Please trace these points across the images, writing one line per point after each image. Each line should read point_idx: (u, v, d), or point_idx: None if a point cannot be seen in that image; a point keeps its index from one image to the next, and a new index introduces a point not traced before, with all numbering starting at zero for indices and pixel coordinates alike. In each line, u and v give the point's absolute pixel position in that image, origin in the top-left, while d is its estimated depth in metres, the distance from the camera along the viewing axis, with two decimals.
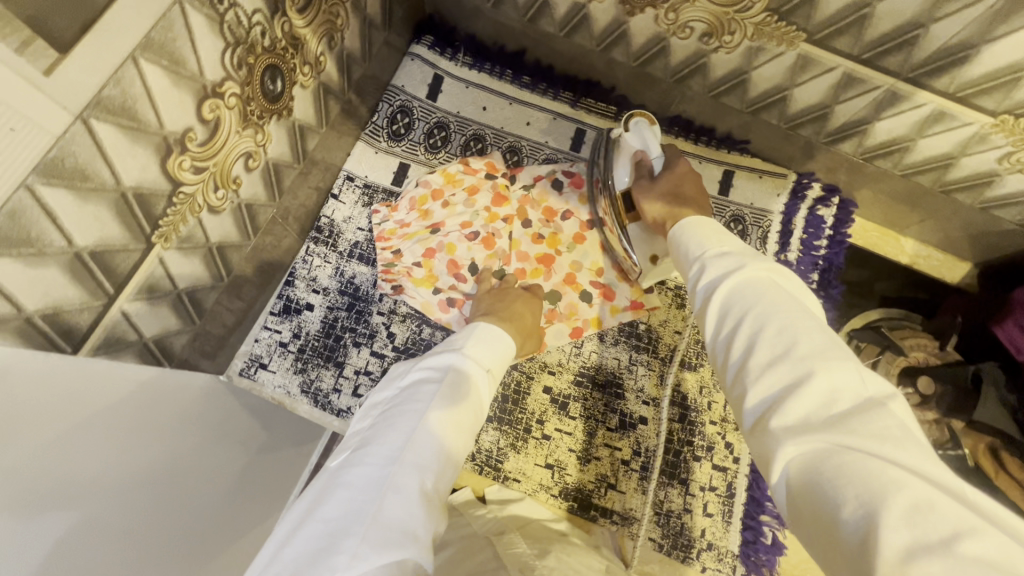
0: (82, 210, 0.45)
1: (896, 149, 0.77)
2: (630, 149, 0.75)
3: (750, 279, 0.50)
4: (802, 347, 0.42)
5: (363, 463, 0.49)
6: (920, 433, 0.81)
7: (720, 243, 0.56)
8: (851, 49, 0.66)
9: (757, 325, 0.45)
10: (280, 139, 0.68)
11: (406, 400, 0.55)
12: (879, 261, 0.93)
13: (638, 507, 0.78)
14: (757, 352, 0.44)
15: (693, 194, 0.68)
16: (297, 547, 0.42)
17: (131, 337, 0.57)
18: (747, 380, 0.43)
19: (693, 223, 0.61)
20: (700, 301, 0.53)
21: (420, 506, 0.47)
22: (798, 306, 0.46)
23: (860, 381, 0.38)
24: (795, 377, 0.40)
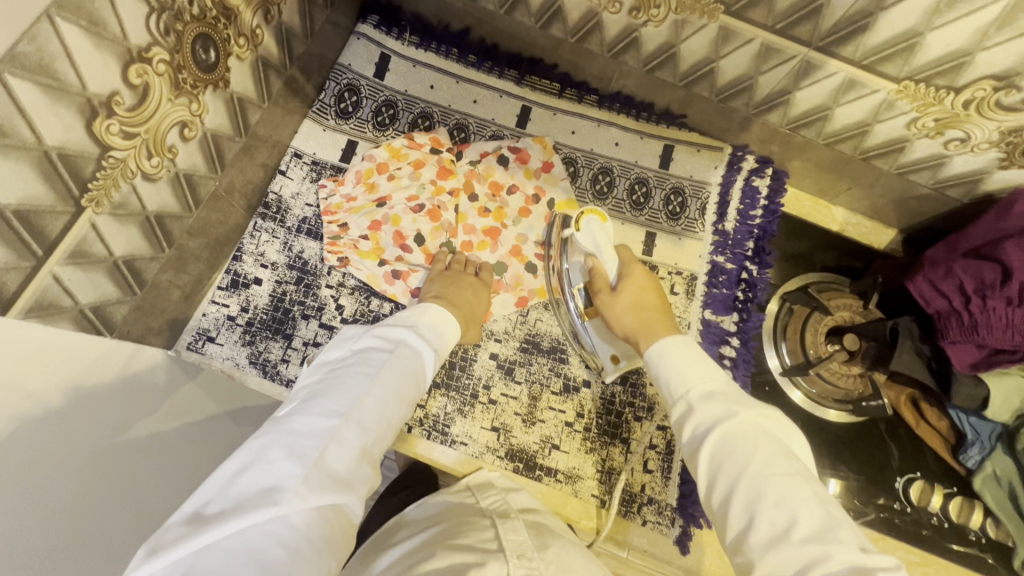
0: (3, 167, 0.46)
1: (817, 118, 0.82)
2: (584, 250, 0.80)
3: (736, 432, 0.53)
4: (802, 525, 0.46)
5: (311, 412, 0.51)
6: (846, 387, 0.88)
7: (702, 379, 0.60)
8: (765, 19, 0.69)
9: (750, 492, 0.49)
10: (217, 111, 0.69)
11: (356, 364, 0.58)
12: (811, 229, 0.97)
13: (582, 465, 0.81)
14: (757, 524, 0.48)
15: (651, 304, 0.75)
16: (241, 484, 0.45)
17: (65, 303, 0.58)
18: (752, 554, 0.47)
19: (672, 347, 0.64)
20: (687, 446, 0.57)
21: (360, 458, 0.51)
22: (788, 464, 0.50)
23: (855, 553, 0.43)
24: (801, 556, 0.44)
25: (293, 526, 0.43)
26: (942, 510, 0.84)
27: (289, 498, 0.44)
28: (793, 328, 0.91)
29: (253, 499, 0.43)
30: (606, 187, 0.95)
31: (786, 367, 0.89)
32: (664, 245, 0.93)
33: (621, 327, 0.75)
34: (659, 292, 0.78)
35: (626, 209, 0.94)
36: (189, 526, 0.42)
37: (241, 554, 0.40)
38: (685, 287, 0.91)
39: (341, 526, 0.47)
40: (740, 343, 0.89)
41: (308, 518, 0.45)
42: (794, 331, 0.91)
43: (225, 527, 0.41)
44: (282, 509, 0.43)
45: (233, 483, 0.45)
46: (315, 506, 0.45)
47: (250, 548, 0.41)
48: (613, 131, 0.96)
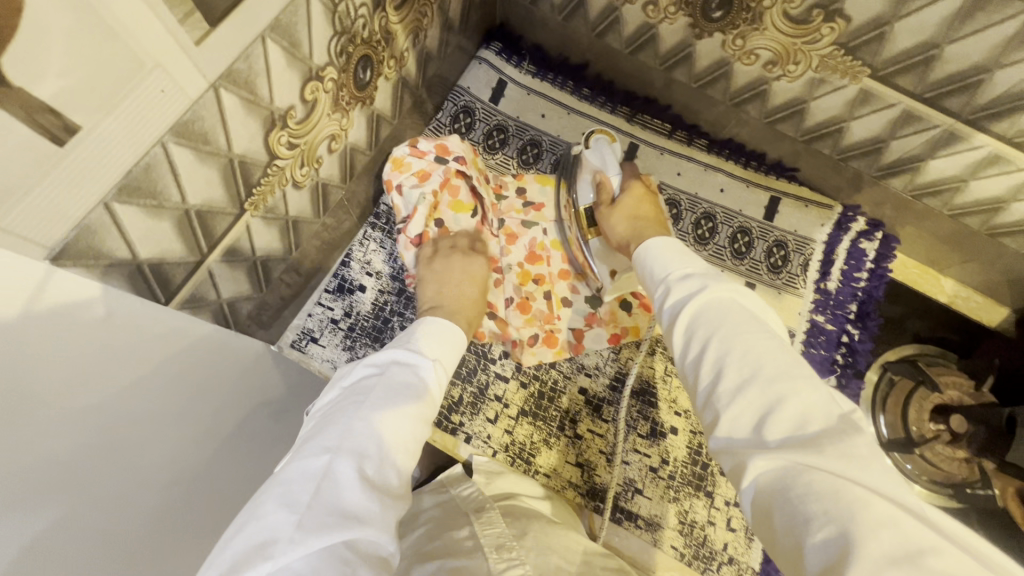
0: (198, 171, 0.49)
1: (947, 189, 0.79)
2: (591, 167, 0.81)
3: (715, 301, 0.51)
4: (767, 369, 0.44)
5: (302, 458, 0.48)
6: (949, 470, 0.83)
7: (685, 263, 0.58)
8: (913, 87, 0.68)
9: (720, 350, 0.47)
10: (360, 126, 0.72)
11: (345, 401, 0.54)
12: (917, 296, 0.93)
13: (663, 513, 0.79)
14: (724, 376, 0.46)
15: (652, 212, 0.76)
16: (233, 548, 0.41)
17: (210, 296, 0.61)
18: (718, 406, 0.45)
19: (659, 245, 0.61)
20: (666, 320, 0.55)
21: (367, 489, 0.46)
22: (762, 329, 0.48)
23: (827, 403, 0.42)
24: (766, 402, 0.43)
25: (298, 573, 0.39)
26: None
27: (284, 545, 0.40)
28: (895, 400, 0.86)
29: (242, 558, 0.40)
30: (708, 232, 0.94)
31: (883, 440, 0.85)
32: (763, 297, 0.91)
33: (615, 236, 0.75)
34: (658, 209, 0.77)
35: (726, 256, 0.93)
36: None
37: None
38: None
39: (363, 558, 0.42)
40: None
41: (314, 561, 0.40)
42: (895, 404, 0.86)
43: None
44: (280, 559, 0.39)
45: (231, 541, 0.41)
46: (320, 548, 0.41)
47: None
48: (719, 177, 0.96)
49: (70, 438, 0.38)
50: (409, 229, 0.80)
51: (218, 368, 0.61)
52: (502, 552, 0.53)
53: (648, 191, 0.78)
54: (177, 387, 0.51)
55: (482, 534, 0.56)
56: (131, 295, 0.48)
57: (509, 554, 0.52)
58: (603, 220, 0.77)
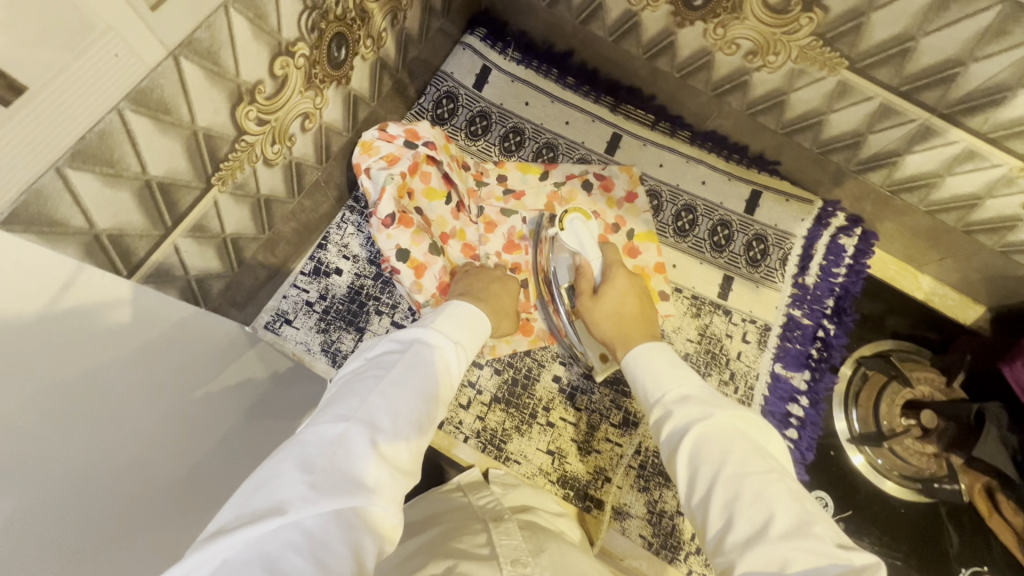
0: (159, 141, 0.48)
1: (924, 184, 0.79)
2: (568, 249, 0.79)
3: (713, 432, 0.54)
4: (775, 518, 0.46)
5: (322, 420, 0.50)
6: (918, 465, 0.84)
7: (678, 381, 0.61)
8: (890, 80, 0.68)
9: (727, 491, 0.50)
10: (335, 106, 0.72)
11: (366, 373, 0.56)
12: (894, 292, 0.94)
13: (632, 503, 0.79)
14: (734, 524, 0.48)
15: (635, 303, 0.76)
16: (251, 497, 0.43)
17: (176, 272, 0.60)
18: (731, 554, 0.47)
19: (647, 355, 0.65)
20: (666, 448, 0.58)
21: (380, 461, 0.49)
22: (764, 464, 0.51)
23: (841, 555, 0.43)
24: (776, 556, 0.44)
25: (308, 530, 0.42)
26: None
27: (298, 504, 0.43)
28: (867, 396, 0.87)
29: (260, 508, 0.42)
30: (688, 225, 0.94)
31: (854, 434, 0.85)
32: (741, 290, 0.91)
33: (599, 332, 0.75)
34: (644, 301, 0.77)
35: (706, 249, 0.93)
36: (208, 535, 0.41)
37: (258, 564, 0.39)
38: (757, 336, 0.89)
39: (368, 527, 0.45)
40: (809, 403, 0.86)
41: (324, 521, 0.43)
42: (867, 398, 0.86)
43: (240, 538, 0.40)
44: (293, 515, 0.42)
45: (249, 489, 0.44)
46: (330, 511, 0.43)
47: (268, 558, 0.39)
48: (701, 169, 0.96)
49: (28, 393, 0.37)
50: (380, 209, 0.76)
51: (193, 347, 0.61)
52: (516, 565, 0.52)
53: (632, 282, 0.77)
54: (146, 365, 0.51)
55: (498, 545, 0.55)
56: (88, 265, 0.47)
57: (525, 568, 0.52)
58: (586, 313, 0.76)
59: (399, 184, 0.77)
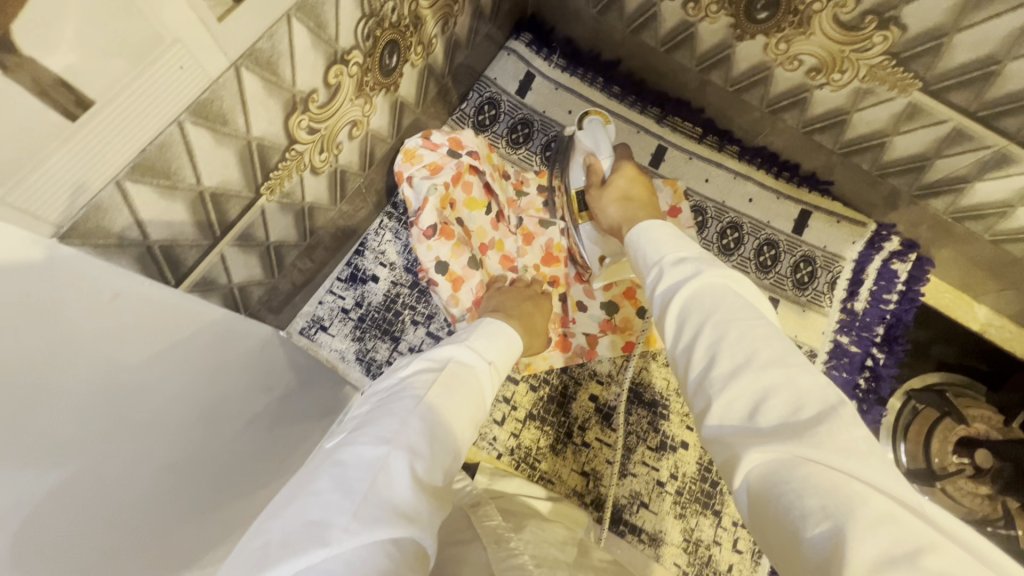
0: (215, 152, 0.47)
1: (992, 213, 0.75)
2: (583, 150, 0.79)
3: (708, 285, 0.48)
4: (760, 355, 0.40)
5: (359, 440, 0.46)
6: (970, 507, 0.78)
7: (679, 248, 0.55)
8: (967, 104, 0.64)
9: (714, 332, 0.44)
10: (382, 113, 0.70)
11: (401, 393, 0.52)
12: (949, 323, 0.89)
13: (668, 530, 0.77)
14: (717, 362, 0.42)
15: (643, 192, 0.73)
16: (286, 526, 0.38)
17: (221, 280, 0.59)
18: (711, 391, 0.41)
19: (652, 228, 0.60)
20: (657, 308, 0.51)
21: (420, 488, 0.44)
22: (757, 313, 0.44)
23: (823, 386, 0.37)
24: (759, 388, 0.39)
25: (350, 565, 0.37)
26: None
27: (339, 534, 0.38)
28: (917, 429, 0.82)
29: (298, 538, 0.38)
30: (733, 242, 0.91)
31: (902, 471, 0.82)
32: (787, 313, 0.88)
33: (606, 219, 0.73)
34: (650, 192, 0.75)
35: (751, 269, 0.90)
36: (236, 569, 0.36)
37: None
38: None
39: (408, 561, 0.40)
40: None
41: (367, 554, 0.38)
42: (918, 433, 0.82)
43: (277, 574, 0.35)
44: (334, 547, 0.37)
45: (280, 519, 0.39)
46: (373, 542, 0.38)
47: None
48: (748, 186, 0.92)
49: (84, 397, 0.35)
50: (421, 220, 0.73)
51: (247, 370, 0.60)
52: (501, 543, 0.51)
53: (639, 172, 0.75)
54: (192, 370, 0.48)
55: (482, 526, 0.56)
56: (139, 273, 0.45)
57: (508, 544, 0.51)
58: (595, 203, 0.74)
59: (442, 195, 0.75)
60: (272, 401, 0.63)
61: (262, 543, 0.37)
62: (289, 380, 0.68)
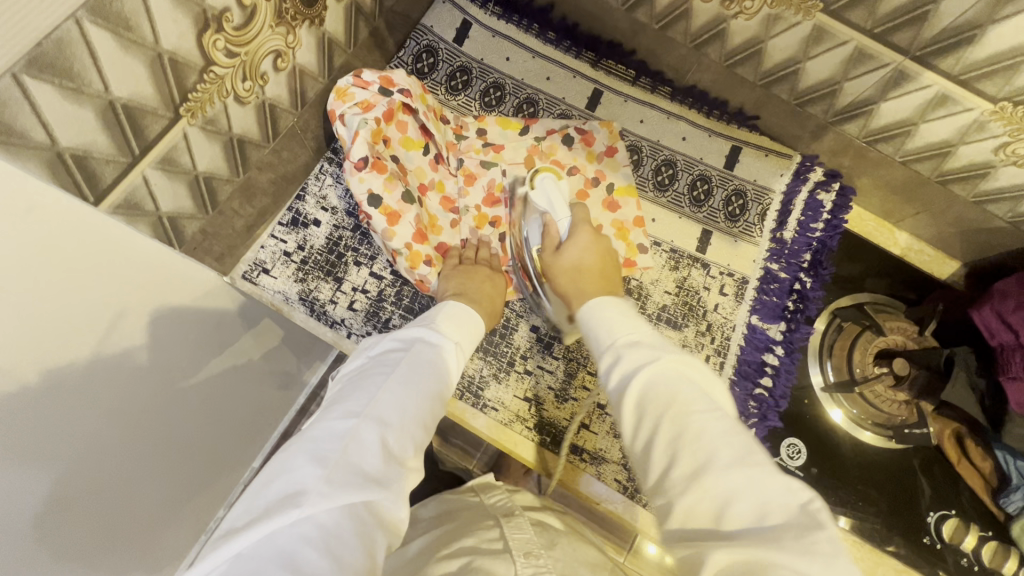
0: (121, 59, 0.48)
1: (899, 133, 0.80)
2: (538, 209, 0.80)
3: (663, 372, 0.52)
4: (720, 456, 0.45)
5: (330, 419, 0.51)
6: (889, 411, 0.86)
7: (628, 329, 0.59)
8: (864, 22, 0.68)
9: (672, 431, 0.48)
10: (309, 47, 0.71)
11: (370, 374, 0.57)
12: (872, 248, 0.95)
13: (608, 448, 0.81)
14: (676, 462, 0.46)
15: (597, 259, 0.74)
16: (266, 496, 0.44)
17: (147, 207, 0.60)
18: (671, 495, 0.45)
19: (602, 305, 0.63)
20: (614, 391, 0.55)
21: (388, 457, 0.49)
22: (709, 402, 0.49)
23: (779, 493, 0.42)
24: (720, 492, 0.43)
25: (320, 525, 0.42)
26: (974, 551, 0.81)
27: (311, 498, 0.43)
28: (842, 344, 0.89)
29: (275, 504, 0.43)
30: (668, 179, 0.94)
31: (829, 384, 0.88)
32: (719, 244, 0.92)
33: (559, 287, 0.74)
34: (607, 262, 0.76)
35: (685, 203, 0.93)
36: (225, 535, 0.42)
37: (273, 558, 0.40)
38: (734, 288, 0.90)
39: (377, 521, 0.46)
40: (784, 352, 0.87)
41: (337, 516, 0.43)
42: (841, 348, 0.88)
43: (259, 533, 0.41)
44: (307, 510, 0.43)
45: (261, 493, 0.45)
46: (342, 504, 0.44)
47: (282, 551, 0.40)
48: (682, 125, 0.96)
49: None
50: (352, 152, 0.75)
51: (182, 312, 0.68)
52: (529, 557, 0.59)
53: (595, 241, 0.76)
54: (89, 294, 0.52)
55: (512, 539, 0.63)
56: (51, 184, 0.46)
57: (535, 560, 0.59)
58: (550, 268, 0.75)
59: (373, 129, 0.76)
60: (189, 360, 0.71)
61: (245, 512, 0.43)
62: (225, 322, 0.78)
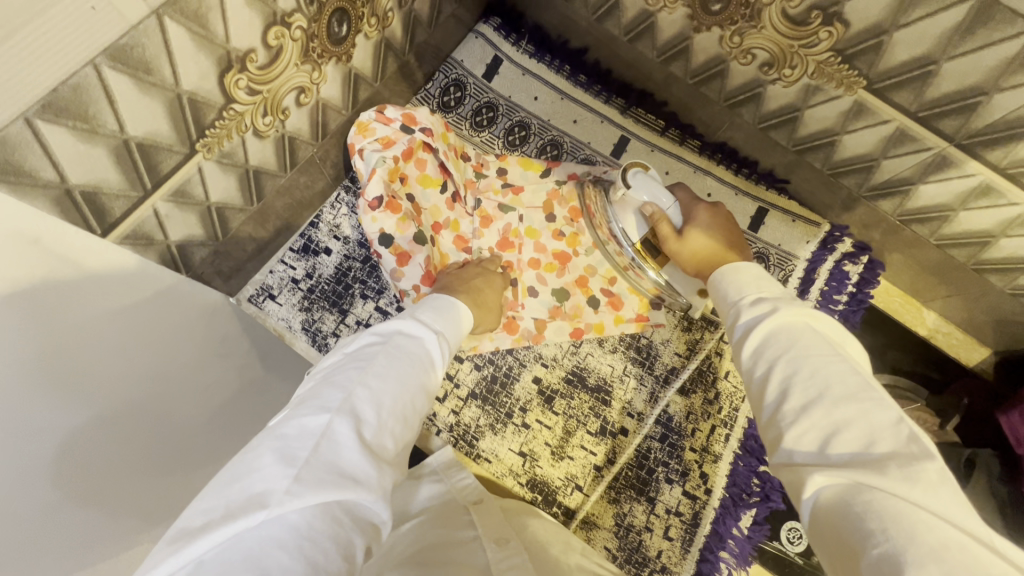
0: (140, 101, 0.47)
1: (936, 217, 0.76)
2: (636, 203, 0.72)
3: (785, 323, 0.50)
4: (835, 388, 0.43)
5: (303, 412, 0.44)
6: None
7: (761, 287, 0.56)
8: (908, 103, 0.65)
9: (789, 367, 0.46)
10: (334, 82, 0.71)
11: (344, 368, 0.50)
12: (897, 327, 0.90)
13: (600, 513, 0.78)
14: (790, 394, 0.45)
15: (722, 238, 0.70)
16: (225, 494, 0.38)
17: (155, 236, 0.60)
18: (782, 421, 0.44)
19: (732, 270, 0.61)
20: (736, 337, 0.54)
21: (368, 453, 0.43)
22: (834, 350, 0.46)
23: (900, 424, 0.39)
24: (832, 420, 0.41)
25: (292, 526, 0.37)
26: None
27: (280, 497, 0.38)
28: None
29: (238, 506, 0.37)
30: None
31: None
32: None
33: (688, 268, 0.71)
34: (730, 248, 0.70)
35: None
36: (180, 539, 0.36)
37: (239, 564, 0.34)
38: None
39: (356, 521, 0.40)
40: None
41: (309, 515, 0.38)
42: None
43: (219, 536, 0.36)
44: (276, 510, 0.37)
45: (220, 493, 0.39)
46: (316, 503, 0.38)
47: (247, 555, 0.35)
48: (708, 181, 0.93)
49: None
50: (368, 191, 0.75)
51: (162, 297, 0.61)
52: (502, 543, 0.56)
53: (711, 215, 0.73)
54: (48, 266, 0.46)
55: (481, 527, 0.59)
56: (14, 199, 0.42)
57: (509, 545, 0.56)
58: (669, 253, 0.72)
59: (391, 168, 0.77)
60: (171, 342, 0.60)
61: (202, 509, 0.37)
62: None
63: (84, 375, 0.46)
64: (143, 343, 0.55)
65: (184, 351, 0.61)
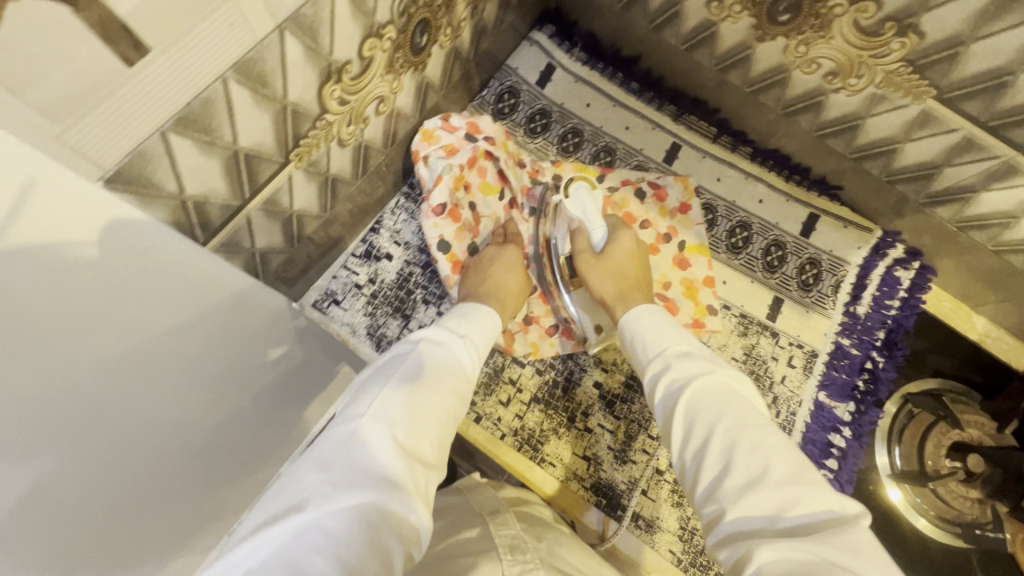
0: (253, 112, 0.48)
1: (996, 223, 0.78)
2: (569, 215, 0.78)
3: (706, 387, 0.52)
4: (775, 470, 0.43)
5: (339, 422, 0.43)
6: (959, 509, 0.83)
7: (679, 339, 0.59)
8: (978, 113, 0.66)
9: (724, 440, 0.47)
10: (409, 91, 0.72)
11: (378, 374, 0.49)
12: (947, 332, 0.91)
13: (664, 517, 0.79)
14: (731, 469, 0.45)
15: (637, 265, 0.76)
16: (272, 502, 0.38)
17: (244, 244, 0.61)
18: (724, 499, 0.43)
19: (650, 318, 0.63)
20: (662, 403, 0.54)
21: (402, 456, 0.42)
22: (759, 416, 0.48)
23: (833, 501, 0.41)
24: (777, 501, 0.41)
25: (330, 533, 0.35)
26: None
27: (317, 501, 0.37)
28: (912, 434, 0.86)
29: (280, 511, 0.37)
30: (742, 242, 0.93)
31: (896, 470, 0.85)
32: (789, 314, 0.90)
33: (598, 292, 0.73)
34: (641, 262, 0.76)
35: (759, 269, 0.92)
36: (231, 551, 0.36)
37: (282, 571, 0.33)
38: (802, 361, 0.88)
39: (394, 527, 0.38)
40: (852, 434, 0.85)
41: (345, 521, 0.36)
42: (913, 436, 0.86)
43: (263, 546, 0.35)
44: (313, 515, 0.36)
45: (265, 504, 0.38)
46: (351, 505, 0.37)
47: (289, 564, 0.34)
48: (759, 187, 0.94)
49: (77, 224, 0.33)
50: (433, 197, 0.77)
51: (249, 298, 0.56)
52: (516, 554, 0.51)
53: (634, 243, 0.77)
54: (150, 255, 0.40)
55: (496, 535, 0.54)
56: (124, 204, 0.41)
57: (523, 557, 0.51)
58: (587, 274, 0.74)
59: (456, 176, 0.79)
60: (246, 352, 0.56)
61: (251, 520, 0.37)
62: None
63: (127, 388, 0.39)
64: (213, 340, 0.50)
65: (248, 357, 0.57)
